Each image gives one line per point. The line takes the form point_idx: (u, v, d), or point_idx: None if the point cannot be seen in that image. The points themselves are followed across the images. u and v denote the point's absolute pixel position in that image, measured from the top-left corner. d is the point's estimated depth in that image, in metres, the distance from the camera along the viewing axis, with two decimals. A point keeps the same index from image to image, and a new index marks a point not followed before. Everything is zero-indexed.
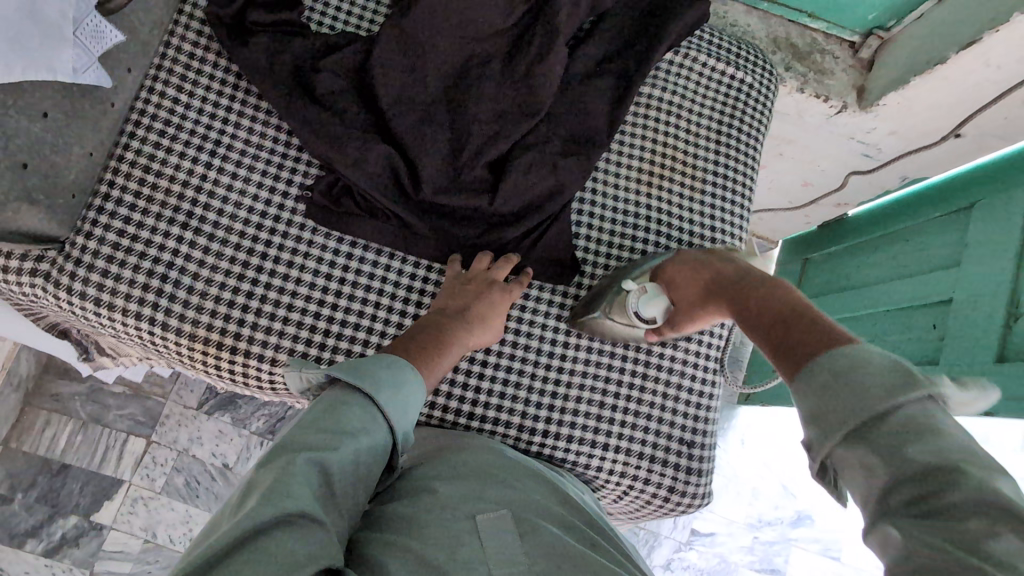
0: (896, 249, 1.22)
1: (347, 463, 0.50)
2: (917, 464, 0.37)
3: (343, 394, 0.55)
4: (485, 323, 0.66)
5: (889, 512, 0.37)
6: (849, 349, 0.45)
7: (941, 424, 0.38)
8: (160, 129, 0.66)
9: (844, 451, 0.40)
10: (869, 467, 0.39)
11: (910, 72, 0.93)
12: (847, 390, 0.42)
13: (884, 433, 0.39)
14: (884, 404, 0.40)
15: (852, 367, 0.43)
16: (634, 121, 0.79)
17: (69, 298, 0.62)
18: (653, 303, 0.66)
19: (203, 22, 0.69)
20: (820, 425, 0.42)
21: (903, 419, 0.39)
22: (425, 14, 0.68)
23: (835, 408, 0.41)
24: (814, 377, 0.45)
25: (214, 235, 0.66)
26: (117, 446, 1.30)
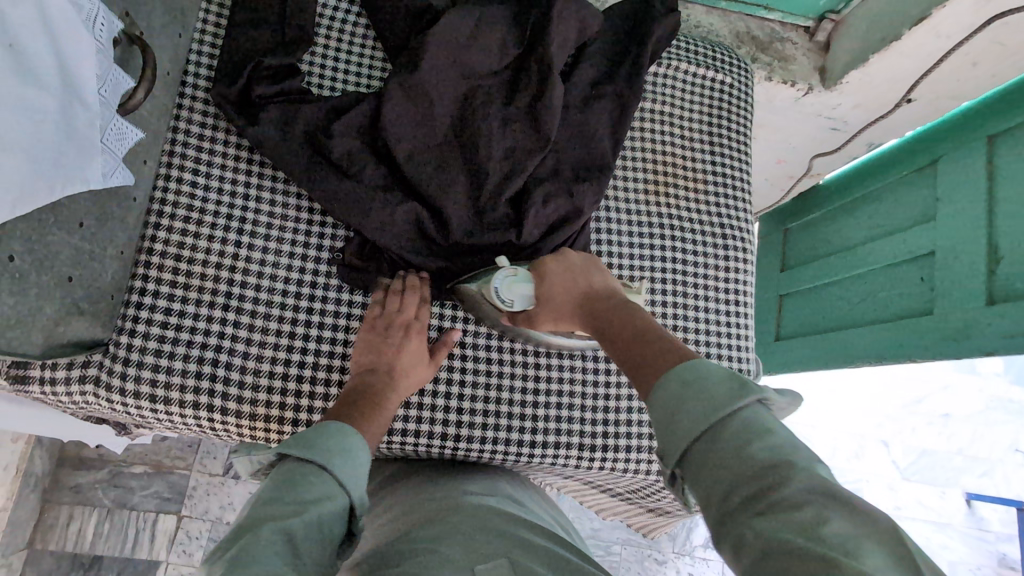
0: (872, 210, 1.29)
1: (308, 535, 0.44)
2: (753, 464, 0.39)
3: (297, 463, 0.50)
4: (406, 374, 0.64)
5: (733, 512, 0.38)
6: (696, 365, 0.46)
7: (767, 425, 0.41)
8: (185, 216, 0.67)
9: (697, 458, 0.41)
10: (713, 471, 0.40)
11: (868, 50, 1.00)
12: (693, 397, 0.43)
13: (727, 439, 0.41)
14: (724, 412, 0.42)
15: (696, 380, 0.44)
16: (631, 137, 0.83)
17: (123, 399, 0.62)
18: (515, 287, 0.65)
19: (207, 103, 0.70)
20: (673, 432, 0.43)
21: (740, 425, 0.41)
22: (426, 66, 0.70)
23: (681, 419, 0.43)
24: (666, 390, 0.45)
25: (256, 311, 0.66)
26: (148, 528, 1.27)
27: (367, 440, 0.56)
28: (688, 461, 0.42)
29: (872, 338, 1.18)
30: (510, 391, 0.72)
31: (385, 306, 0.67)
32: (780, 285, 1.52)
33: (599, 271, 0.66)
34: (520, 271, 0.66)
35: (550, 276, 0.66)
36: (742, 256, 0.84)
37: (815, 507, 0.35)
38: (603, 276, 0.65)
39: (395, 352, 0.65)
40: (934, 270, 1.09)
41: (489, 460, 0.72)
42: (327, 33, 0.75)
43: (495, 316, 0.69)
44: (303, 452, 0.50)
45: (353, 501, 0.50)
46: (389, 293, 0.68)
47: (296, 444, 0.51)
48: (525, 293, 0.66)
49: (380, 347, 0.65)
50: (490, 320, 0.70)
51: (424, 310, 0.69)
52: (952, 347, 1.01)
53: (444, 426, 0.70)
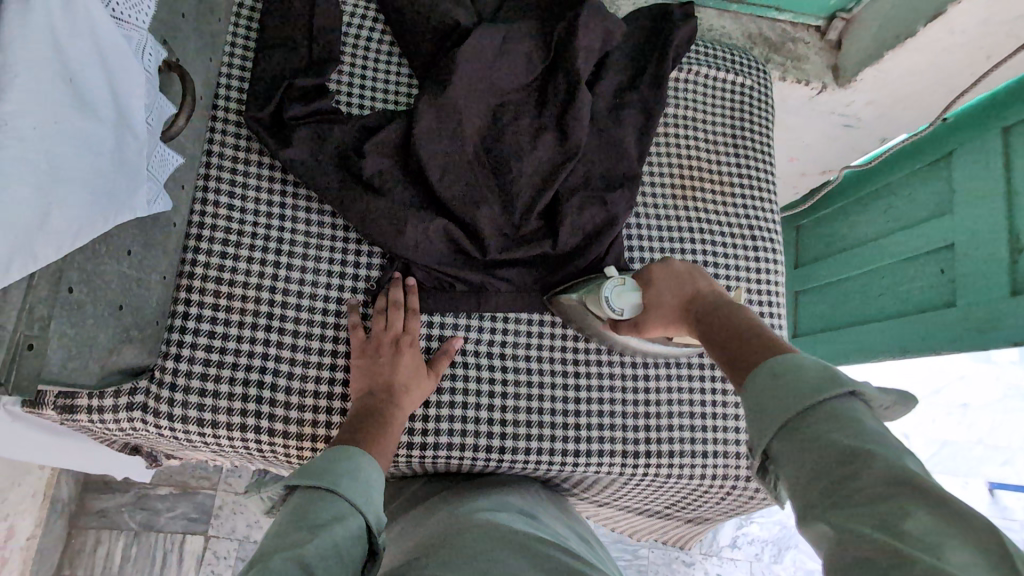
0: (887, 205, 1.30)
1: (332, 557, 0.44)
2: (840, 451, 0.39)
3: (306, 493, 0.49)
4: (408, 390, 0.64)
5: (817, 500, 0.38)
6: (787, 358, 0.47)
7: (858, 415, 0.41)
8: (223, 239, 0.67)
9: (782, 445, 0.42)
10: (798, 458, 0.41)
11: (881, 47, 1.00)
12: (784, 386, 0.45)
13: (812, 424, 0.41)
14: (812, 399, 0.42)
15: (789, 370, 0.46)
16: (656, 143, 0.83)
17: (170, 425, 0.62)
18: (624, 296, 0.68)
19: (240, 126, 0.70)
20: (762, 419, 0.44)
21: (831, 413, 0.41)
22: (455, 82, 0.71)
23: (769, 406, 0.44)
24: (757, 382, 0.47)
25: (298, 331, 0.67)
26: (176, 549, 1.27)
27: (376, 460, 0.56)
28: (773, 447, 0.43)
29: (895, 332, 1.18)
30: (551, 401, 0.72)
31: (374, 330, 0.67)
32: (796, 282, 1.52)
33: (702, 276, 0.66)
34: (627, 280, 0.69)
35: (656, 283, 0.68)
36: (773, 257, 0.84)
37: (898, 499, 0.35)
38: (709, 280, 0.65)
39: (391, 371, 0.64)
40: (956, 262, 1.09)
41: (533, 471, 0.72)
42: (353, 51, 0.76)
43: (594, 324, 0.71)
44: (310, 481, 0.50)
45: (370, 519, 0.50)
46: (376, 316, 0.67)
47: (302, 474, 0.50)
48: (632, 301, 0.68)
49: (376, 369, 0.64)
50: (591, 330, 0.72)
51: (413, 320, 0.68)
52: (978, 338, 1.02)
53: (488, 438, 0.69)
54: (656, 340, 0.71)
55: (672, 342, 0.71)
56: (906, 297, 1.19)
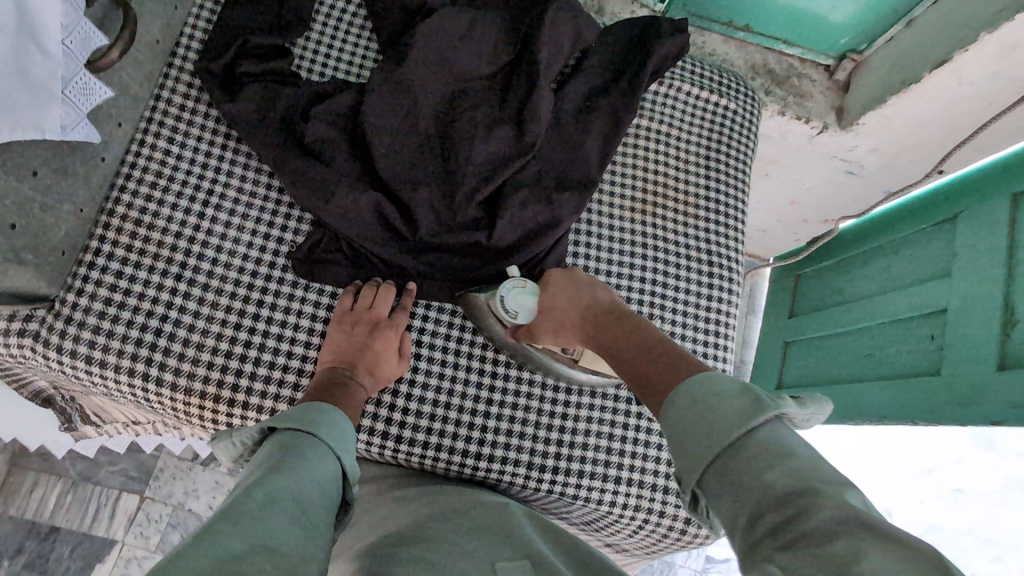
0: (886, 260, 1.23)
1: (304, 487, 0.47)
2: (774, 491, 0.37)
3: (286, 435, 0.52)
4: (378, 370, 0.64)
5: (757, 544, 0.36)
6: (700, 383, 0.46)
7: (788, 446, 0.39)
8: (152, 182, 0.66)
9: (716, 482, 0.40)
10: (732, 498, 0.38)
11: (886, 92, 0.96)
12: (706, 418, 0.43)
13: (741, 461, 0.39)
14: (739, 433, 0.40)
15: (710, 399, 0.44)
16: (623, 153, 0.80)
17: (59, 358, 0.60)
18: (520, 298, 0.66)
19: (193, 75, 0.70)
20: (692, 455, 0.42)
21: (760, 444, 0.40)
22: (413, 61, 0.70)
23: (696, 440, 0.42)
24: (681, 413, 0.45)
25: (209, 284, 0.65)
26: (109, 504, 1.24)
27: (349, 421, 0.58)
28: (708, 483, 0.41)
29: (875, 394, 1.10)
30: (462, 398, 0.68)
31: (357, 304, 0.66)
32: (787, 331, 1.45)
33: (602, 288, 0.67)
34: (529, 283, 0.67)
35: (554, 290, 0.67)
36: (728, 285, 0.79)
37: (845, 536, 0.32)
38: (609, 294, 0.66)
39: (364, 347, 0.63)
40: (945, 328, 1.02)
41: (431, 469, 0.68)
42: (324, 19, 0.75)
43: (498, 331, 0.68)
44: (291, 426, 0.53)
45: (345, 468, 0.53)
46: (363, 288, 0.67)
47: (283, 419, 0.53)
48: (530, 305, 0.67)
49: (349, 343, 0.64)
50: (496, 338, 0.69)
51: (401, 313, 0.67)
52: (958, 411, 0.94)
53: (387, 426, 0.66)
54: (560, 360, 0.68)
55: (577, 365, 0.68)
56: (893, 358, 1.11)
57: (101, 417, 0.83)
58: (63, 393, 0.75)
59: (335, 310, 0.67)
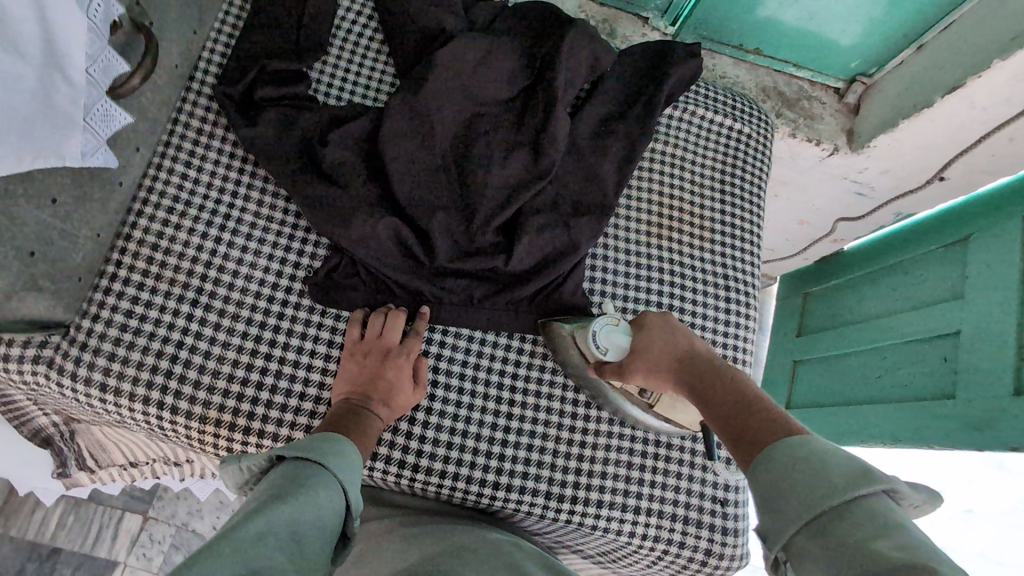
0: (897, 280, 1.22)
1: (306, 522, 0.46)
2: (882, 560, 0.34)
3: (295, 464, 0.51)
4: (393, 399, 0.63)
5: None
6: (809, 453, 0.42)
7: (899, 521, 0.37)
8: (169, 207, 0.66)
9: (806, 542, 0.39)
10: (833, 561, 0.36)
11: (898, 115, 0.96)
12: (807, 476, 0.41)
13: (844, 526, 0.38)
14: (842, 496, 0.38)
15: (813, 458, 0.41)
16: (638, 177, 0.80)
17: (73, 386, 0.60)
18: (613, 335, 0.64)
19: (211, 100, 0.70)
20: (784, 510, 0.40)
21: (863, 513, 0.38)
22: (431, 87, 0.70)
23: (793, 496, 0.40)
24: (768, 462, 0.43)
25: (225, 310, 0.64)
26: (111, 525, 1.21)
27: (359, 454, 0.57)
28: (799, 543, 0.39)
29: (888, 417, 1.09)
30: (479, 426, 0.67)
31: (366, 333, 0.66)
32: (795, 351, 1.44)
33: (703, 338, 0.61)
34: (622, 322, 0.65)
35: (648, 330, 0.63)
36: (745, 311, 0.79)
37: None
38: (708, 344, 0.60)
39: (377, 377, 0.63)
40: (959, 351, 1.01)
41: (448, 498, 0.67)
42: (341, 44, 0.76)
43: (578, 363, 0.68)
44: (299, 454, 0.52)
45: (351, 502, 0.52)
46: (374, 315, 0.66)
47: (294, 447, 0.53)
48: (620, 344, 0.64)
49: (362, 375, 0.63)
50: (569, 367, 0.69)
51: (413, 339, 0.66)
52: (974, 436, 0.93)
53: (403, 454, 0.65)
54: (633, 402, 0.66)
55: (653, 411, 0.65)
56: (905, 380, 1.10)
57: (98, 461, 0.80)
58: (64, 429, 0.74)
59: (345, 340, 0.66)
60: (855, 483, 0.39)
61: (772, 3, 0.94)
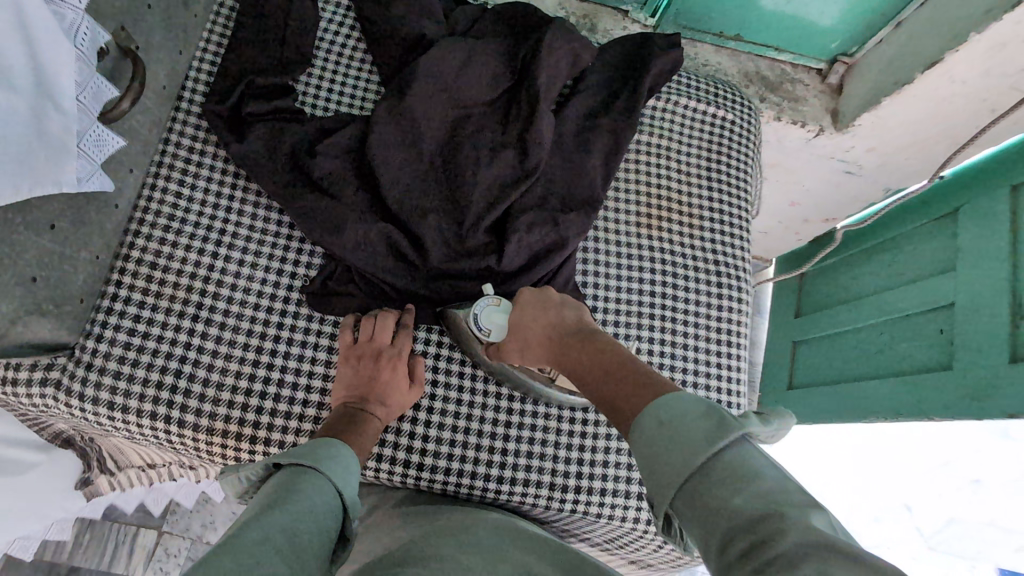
0: (890, 256, 1.23)
1: (302, 521, 0.46)
2: (744, 515, 0.37)
3: (290, 470, 0.52)
4: (391, 400, 0.64)
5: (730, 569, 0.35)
6: (669, 409, 0.44)
7: (756, 467, 0.39)
8: (165, 225, 0.67)
9: (682, 505, 0.40)
10: (702, 520, 0.38)
11: (880, 92, 0.97)
12: (670, 438, 0.42)
13: (710, 484, 0.39)
14: (704, 455, 0.40)
15: (672, 417, 0.43)
16: (625, 169, 0.81)
17: (82, 406, 0.61)
18: (494, 316, 0.66)
19: (200, 118, 0.72)
20: (657, 479, 0.42)
21: (725, 465, 0.40)
22: (415, 91, 0.71)
23: (663, 461, 0.42)
24: (643, 431, 0.44)
25: (225, 323, 0.66)
26: (128, 541, 1.21)
27: (355, 460, 0.58)
28: (678, 505, 0.41)
29: (888, 391, 1.10)
30: (480, 422, 0.69)
31: (358, 336, 0.66)
32: (794, 332, 1.45)
33: (571, 305, 0.64)
34: (503, 301, 0.67)
35: (524, 307, 0.65)
36: (738, 297, 0.80)
37: (812, 559, 0.32)
38: (576, 310, 0.64)
39: (373, 379, 0.63)
40: (953, 323, 1.02)
41: (454, 495, 0.68)
42: (325, 55, 0.77)
43: (476, 349, 0.68)
44: (299, 459, 0.53)
45: (347, 503, 0.53)
46: (370, 318, 0.67)
47: (288, 455, 0.54)
48: (501, 322, 0.66)
49: (354, 378, 0.64)
50: (477, 358, 0.69)
51: (403, 339, 0.67)
52: (972, 406, 0.94)
53: (408, 454, 0.67)
54: (537, 378, 0.68)
55: (553, 384, 0.68)
56: (901, 354, 1.12)
57: (117, 460, 0.84)
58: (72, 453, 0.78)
59: (339, 343, 0.67)
60: (713, 435, 0.41)
61: None
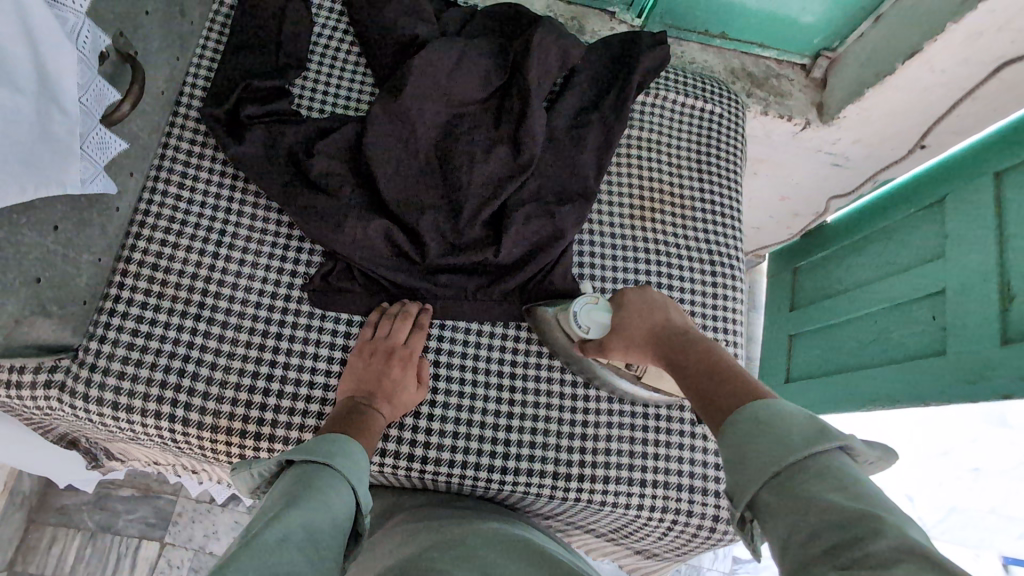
0: (880, 246, 1.25)
1: (320, 519, 0.47)
2: (835, 514, 0.37)
3: (303, 467, 0.53)
4: (395, 398, 0.64)
5: (812, 560, 0.37)
6: (770, 410, 0.46)
7: (853, 475, 0.40)
8: (165, 228, 0.68)
9: (767, 497, 0.42)
10: (790, 514, 0.40)
11: (864, 84, 0.99)
12: (766, 435, 0.44)
13: (804, 482, 0.41)
14: (799, 455, 0.42)
15: (771, 418, 0.45)
16: (617, 164, 0.83)
17: (87, 406, 0.61)
18: (593, 314, 0.68)
19: (197, 123, 0.73)
20: (746, 469, 0.43)
21: (820, 467, 0.41)
22: (409, 91, 0.72)
23: (756, 454, 0.43)
24: (734, 429, 0.46)
25: (228, 322, 0.66)
26: (129, 554, 1.20)
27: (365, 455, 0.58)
28: (761, 496, 0.42)
29: (883, 378, 1.11)
30: (483, 414, 0.69)
31: (375, 334, 0.68)
32: (790, 325, 1.46)
33: (673, 311, 0.65)
34: (601, 300, 0.69)
35: (627, 308, 0.67)
36: (732, 284, 0.81)
37: (906, 563, 0.33)
38: (681, 315, 0.65)
39: (382, 377, 0.64)
40: (945, 309, 1.04)
41: (458, 487, 0.68)
42: (319, 59, 0.78)
43: (562, 343, 0.70)
44: (307, 456, 0.53)
45: (360, 500, 0.54)
46: (376, 313, 0.70)
47: (300, 450, 0.54)
48: (601, 321, 0.68)
49: (369, 372, 0.65)
50: (557, 350, 0.71)
51: (416, 339, 0.68)
52: (967, 389, 0.95)
53: (412, 447, 0.67)
54: (623, 374, 0.70)
55: (640, 382, 0.69)
56: (895, 342, 1.13)
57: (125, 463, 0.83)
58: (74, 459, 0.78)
59: (360, 337, 0.69)
60: (811, 439, 0.42)
61: None
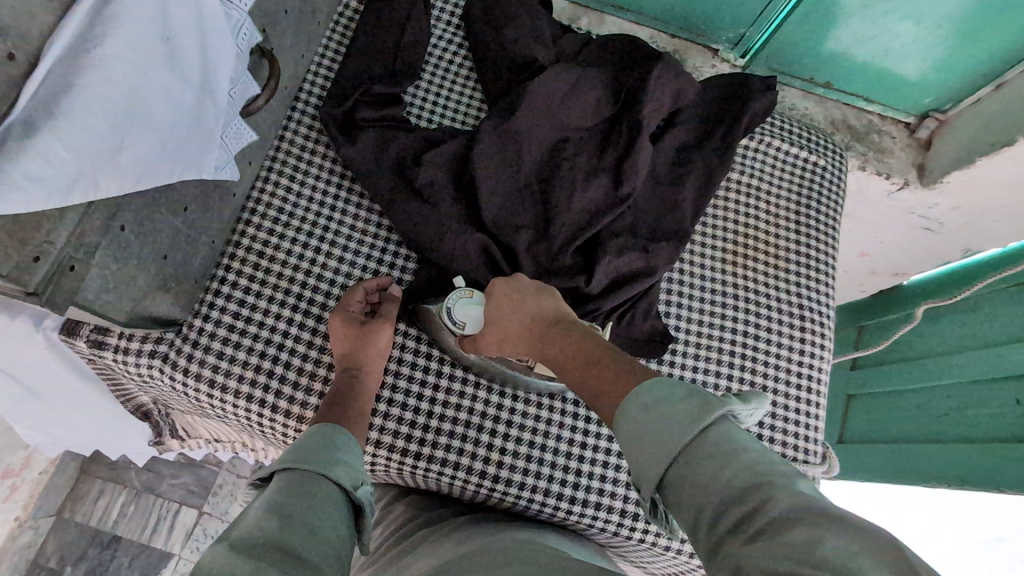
0: (962, 317, 1.19)
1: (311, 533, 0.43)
2: (734, 487, 0.38)
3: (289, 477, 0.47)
4: (373, 359, 0.64)
5: (721, 542, 0.37)
6: (647, 398, 0.45)
7: (738, 441, 0.41)
8: (274, 217, 0.70)
9: (669, 484, 0.41)
10: (692, 496, 0.40)
11: (974, 152, 0.95)
12: (655, 420, 0.44)
13: (698, 459, 0.41)
14: (692, 433, 0.41)
15: (655, 401, 0.45)
16: (714, 205, 0.82)
17: (184, 380, 0.63)
18: (468, 308, 0.67)
19: (314, 119, 0.75)
20: (643, 462, 0.43)
21: (711, 440, 0.41)
22: (521, 112, 0.73)
23: (650, 443, 0.43)
24: (628, 417, 0.46)
25: (322, 315, 0.68)
26: (169, 517, 1.23)
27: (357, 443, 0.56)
28: (665, 484, 0.42)
29: (951, 458, 1.06)
30: (557, 441, 0.69)
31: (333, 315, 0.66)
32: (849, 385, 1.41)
33: (546, 292, 0.65)
34: (475, 293, 0.67)
35: (497, 299, 0.65)
36: (820, 342, 0.79)
37: (805, 525, 0.34)
38: (554, 298, 0.65)
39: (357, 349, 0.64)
40: None
41: (522, 510, 0.68)
42: (433, 70, 0.80)
43: (447, 340, 0.68)
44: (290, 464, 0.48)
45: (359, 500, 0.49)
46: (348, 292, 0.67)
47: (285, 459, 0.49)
48: (477, 316, 0.66)
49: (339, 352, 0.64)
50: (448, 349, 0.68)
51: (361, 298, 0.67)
52: None
53: (484, 464, 0.67)
54: (516, 368, 0.68)
55: (533, 372, 0.68)
56: (970, 420, 1.07)
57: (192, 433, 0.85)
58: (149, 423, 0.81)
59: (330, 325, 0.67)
60: (696, 415, 0.42)
61: (847, 39, 0.96)
